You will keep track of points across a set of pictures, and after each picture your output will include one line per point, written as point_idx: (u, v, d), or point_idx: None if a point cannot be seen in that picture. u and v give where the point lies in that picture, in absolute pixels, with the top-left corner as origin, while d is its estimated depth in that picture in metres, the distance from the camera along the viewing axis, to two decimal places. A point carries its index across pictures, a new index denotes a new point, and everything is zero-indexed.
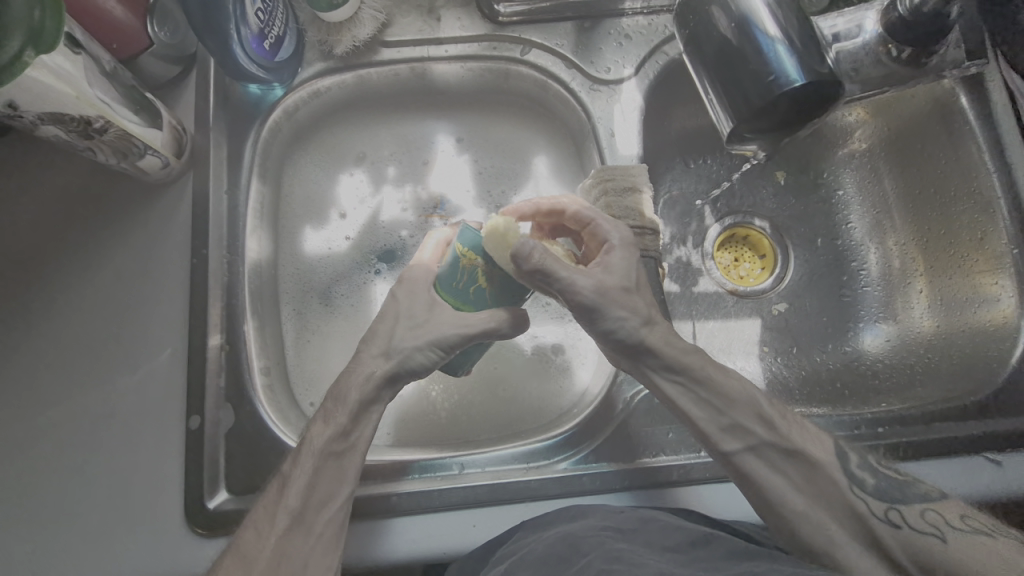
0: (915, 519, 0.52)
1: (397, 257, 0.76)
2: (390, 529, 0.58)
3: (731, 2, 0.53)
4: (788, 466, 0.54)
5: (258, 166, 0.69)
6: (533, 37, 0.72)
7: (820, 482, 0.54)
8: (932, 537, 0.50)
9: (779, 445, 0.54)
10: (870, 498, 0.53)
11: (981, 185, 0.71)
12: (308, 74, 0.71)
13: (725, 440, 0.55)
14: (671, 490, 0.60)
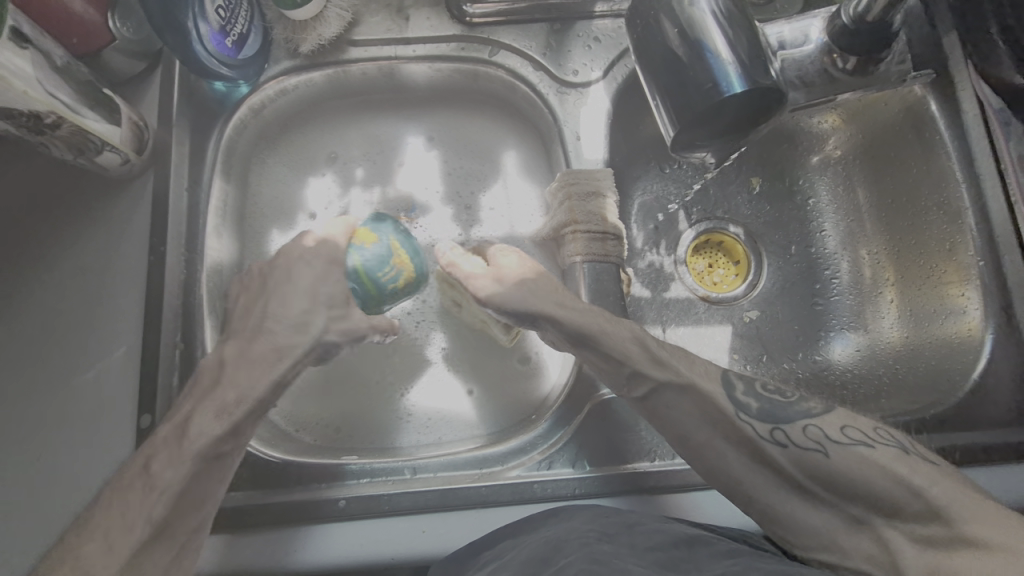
0: (799, 437, 0.50)
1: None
2: (338, 532, 0.58)
3: (679, 12, 0.52)
4: (687, 401, 0.54)
5: (221, 164, 0.69)
6: (502, 38, 0.71)
7: (724, 415, 0.53)
8: (818, 453, 0.49)
9: (690, 388, 0.54)
10: (781, 430, 0.52)
11: (950, 196, 0.70)
12: (276, 72, 0.71)
13: (637, 385, 0.55)
14: (622, 499, 0.59)
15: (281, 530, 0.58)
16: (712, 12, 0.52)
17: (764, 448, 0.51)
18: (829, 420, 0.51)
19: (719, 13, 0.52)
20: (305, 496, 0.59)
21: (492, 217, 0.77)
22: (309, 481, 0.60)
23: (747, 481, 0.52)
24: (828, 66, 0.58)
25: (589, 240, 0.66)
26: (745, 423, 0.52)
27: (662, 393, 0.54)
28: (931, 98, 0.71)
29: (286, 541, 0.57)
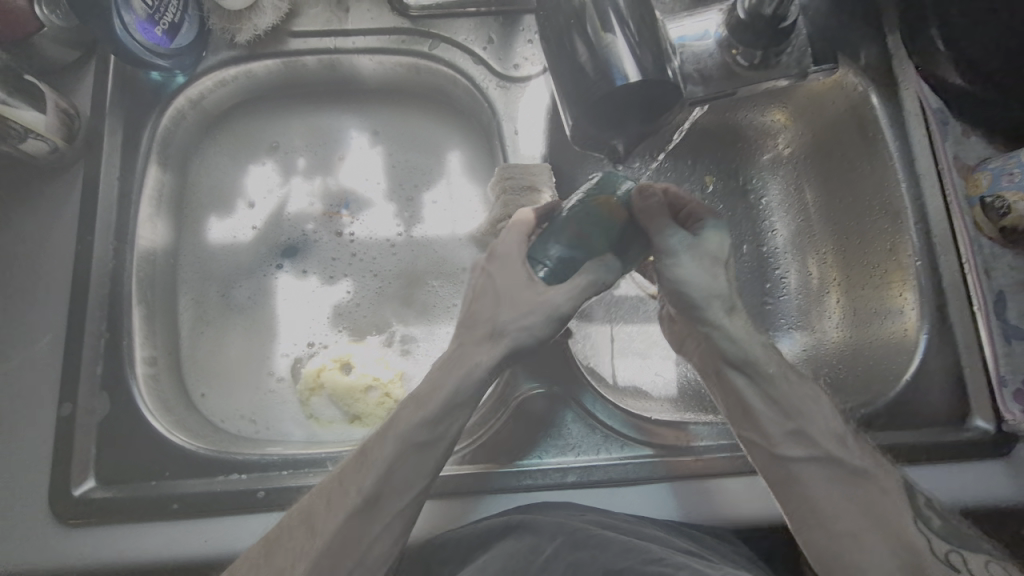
0: (978, 567, 0.46)
1: (298, 253, 0.76)
2: (256, 523, 0.58)
3: (591, 35, 0.51)
4: (846, 485, 0.49)
5: (156, 153, 0.69)
6: (442, 31, 0.71)
7: (874, 503, 0.48)
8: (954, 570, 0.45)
9: (844, 470, 0.49)
10: (935, 537, 0.47)
11: (891, 196, 0.69)
12: (213, 62, 0.70)
13: (784, 445, 0.51)
14: (543, 494, 0.61)
15: (197, 521, 0.58)
16: (623, 38, 0.51)
17: (928, 564, 0.45)
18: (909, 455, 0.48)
19: (629, 39, 0.51)
20: (224, 487, 0.59)
21: (433, 212, 0.77)
22: (228, 472, 0.60)
23: (839, 527, 0.48)
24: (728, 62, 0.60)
25: None
26: (919, 530, 0.47)
27: (812, 469, 0.50)
28: (874, 96, 0.70)
29: (202, 529, 0.58)
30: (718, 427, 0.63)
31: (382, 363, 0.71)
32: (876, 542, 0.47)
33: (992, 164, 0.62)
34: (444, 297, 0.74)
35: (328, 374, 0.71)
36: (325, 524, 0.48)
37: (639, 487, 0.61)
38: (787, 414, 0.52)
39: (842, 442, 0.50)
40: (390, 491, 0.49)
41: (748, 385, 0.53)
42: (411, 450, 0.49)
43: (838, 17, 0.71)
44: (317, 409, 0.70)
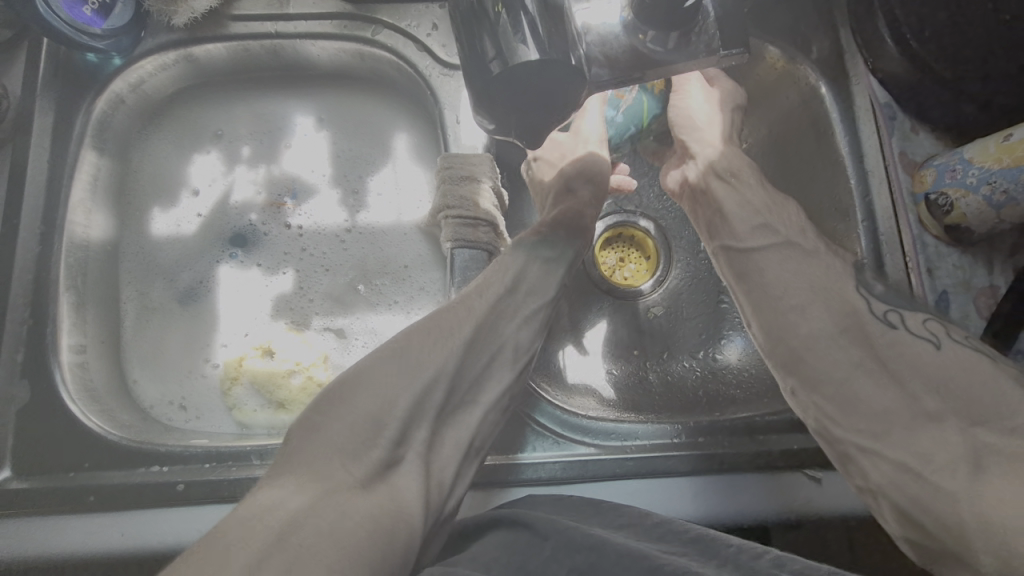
0: (914, 324, 0.53)
1: (250, 241, 0.74)
2: (175, 517, 0.57)
3: (501, 32, 0.39)
4: (806, 262, 0.57)
5: (90, 137, 0.67)
6: (385, 17, 0.69)
7: (822, 278, 0.55)
8: (928, 343, 0.51)
9: (801, 248, 0.57)
10: (875, 300, 0.54)
11: (841, 193, 0.66)
12: (152, 45, 0.69)
13: (742, 238, 0.60)
14: (487, 493, 0.59)
15: (115, 514, 0.57)
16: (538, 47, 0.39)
17: (870, 323, 0.52)
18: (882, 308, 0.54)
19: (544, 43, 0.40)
20: (145, 479, 0.58)
21: (380, 202, 0.75)
22: (151, 464, 0.59)
23: (796, 313, 0.54)
24: (638, 48, 0.45)
25: (458, 225, 0.64)
26: (860, 295, 0.54)
27: (778, 252, 0.58)
28: (825, 87, 0.67)
29: (120, 522, 0.57)
30: (649, 427, 0.62)
31: (305, 345, 0.70)
32: (847, 344, 0.52)
33: (938, 160, 0.60)
34: (386, 293, 0.73)
35: (250, 362, 0.69)
36: (428, 359, 0.52)
37: (573, 486, 0.59)
38: (754, 212, 0.60)
39: (794, 247, 0.57)
40: (480, 351, 0.55)
41: (771, 251, 0.58)
42: (491, 306, 0.57)
43: (793, 7, 0.69)
44: (240, 399, 0.69)
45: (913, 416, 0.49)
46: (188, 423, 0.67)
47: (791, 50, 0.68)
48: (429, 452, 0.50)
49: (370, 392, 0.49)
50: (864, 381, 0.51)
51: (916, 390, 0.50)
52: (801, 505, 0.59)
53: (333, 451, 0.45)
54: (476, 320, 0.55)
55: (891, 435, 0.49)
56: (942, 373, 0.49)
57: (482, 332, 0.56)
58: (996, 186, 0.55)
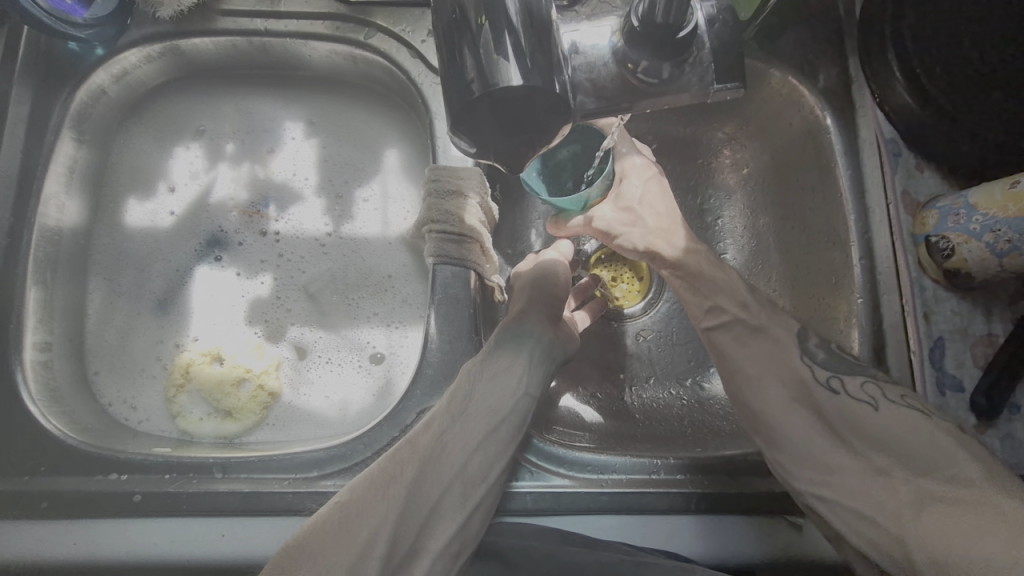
0: (854, 388, 0.53)
1: (220, 247, 0.72)
2: (130, 528, 0.55)
3: (484, 50, 0.37)
4: (752, 341, 0.59)
5: (69, 127, 0.65)
6: (378, 19, 0.67)
7: (768, 351, 0.58)
8: (866, 405, 0.52)
9: (747, 324, 0.59)
10: (818, 366, 0.56)
11: (840, 226, 0.64)
12: (137, 37, 0.67)
13: (706, 320, 0.62)
14: None
15: (69, 522, 0.55)
16: (520, 68, 0.37)
17: (815, 390, 0.55)
18: (852, 377, 0.54)
19: (528, 64, 0.37)
20: (101, 487, 0.56)
21: (366, 209, 0.74)
22: (107, 472, 0.57)
23: (748, 381, 0.57)
24: (627, 77, 0.45)
25: (442, 240, 0.62)
26: (804, 363, 0.56)
27: (732, 330, 0.60)
28: (830, 118, 0.65)
29: (73, 531, 0.54)
30: (627, 459, 0.60)
31: (256, 353, 0.68)
32: (798, 411, 0.55)
33: (941, 203, 0.57)
34: (362, 309, 0.71)
35: (197, 368, 0.66)
36: (365, 519, 0.48)
37: (546, 518, 0.57)
38: (700, 291, 0.62)
39: (755, 331, 0.59)
40: (431, 489, 0.51)
41: (731, 335, 0.60)
42: (433, 445, 0.53)
43: (803, 32, 0.67)
44: (185, 407, 0.66)
45: (863, 470, 0.50)
46: (138, 425, 0.65)
47: (797, 77, 0.66)
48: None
49: (315, 566, 0.46)
50: (817, 443, 0.53)
51: (862, 448, 0.52)
52: (780, 552, 0.57)
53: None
54: (421, 457, 0.52)
55: (841, 484, 0.50)
56: (886, 438, 0.50)
57: (428, 471, 0.52)
58: (1000, 235, 0.52)
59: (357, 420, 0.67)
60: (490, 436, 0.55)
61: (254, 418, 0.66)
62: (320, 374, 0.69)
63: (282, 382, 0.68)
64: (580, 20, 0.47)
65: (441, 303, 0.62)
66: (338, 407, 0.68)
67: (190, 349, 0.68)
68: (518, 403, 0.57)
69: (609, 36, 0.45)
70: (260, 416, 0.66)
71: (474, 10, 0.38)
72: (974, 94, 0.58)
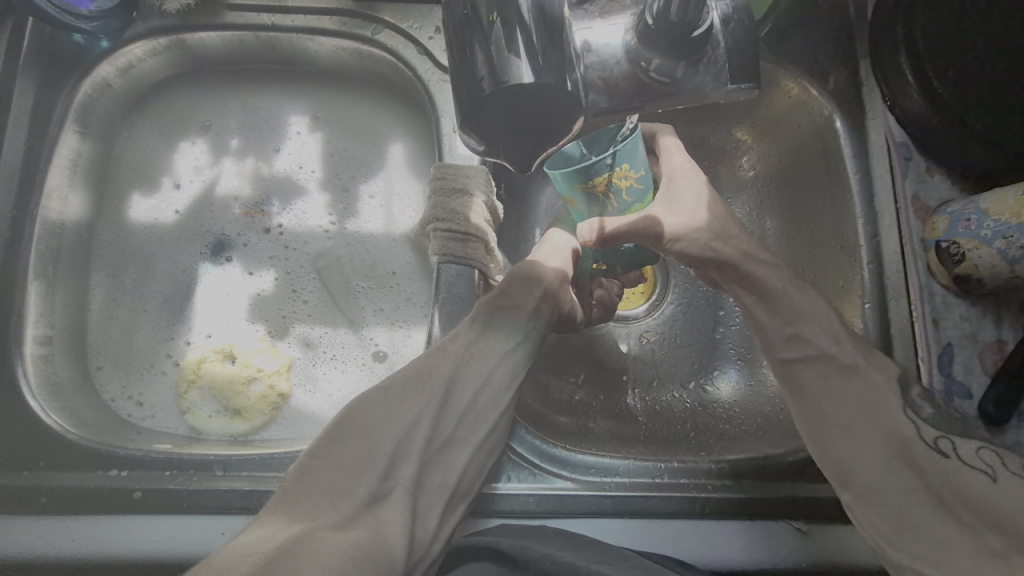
0: (968, 453, 0.51)
1: (227, 251, 0.72)
2: (129, 526, 0.54)
3: (496, 46, 0.37)
4: (843, 381, 0.56)
5: (72, 120, 0.64)
6: (386, 16, 0.66)
7: (861, 395, 0.55)
8: (983, 473, 0.49)
9: (838, 364, 0.57)
10: (925, 425, 0.53)
11: (848, 231, 0.64)
12: (143, 30, 0.66)
13: (783, 349, 0.60)
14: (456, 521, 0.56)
15: (68, 518, 0.54)
16: (533, 63, 0.37)
17: (918, 450, 0.52)
18: (965, 441, 0.52)
19: (541, 60, 0.37)
20: (102, 483, 0.55)
21: (371, 206, 0.73)
22: (107, 468, 0.56)
23: (842, 430, 0.55)
24: (639, 76, 0.45)
25: (447, 239, 0.62)
26: (907, 418, 0.53)
27: (819, 363, 0.58)
28: (839, 122, 0.65)
29: (70, 528, 0.54)
30: (631, 462, 0.59)
31: (269, 353, 0.68)
32: (896, 467, 0.52)
33: (952, 208, 0.57)
34: (368, 298, 0.71)
35: (209, 365, 0.67)
36: (413, 403, 0.52)
37: (547, 521, 0.56)
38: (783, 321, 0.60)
39: (845, 372, 0.57)
40: (468, 386, 0.55)
41: (823, 378, 0.57)
42: (467, 349, 0.57)
43: (814, 35, 0.66)
44: (196, 403, 0.66)
45: (977, 548, 0.46)
46: (143, 421, 0.65)
47: (808, 80, 0.65)
48: (418, 487, 0.50)
49: (361, 441, 0.50)
50: (920, 509, 0.50)
51: (972, 521, 0.48)
52: (785, 560, 0.56)
53: (321, 491, 0.46)
54: (458, 357, 0.56)
55: (949, 561, 0.46)
56: (993, 508, 0.47)
57: (463, 372, 0.56)
58: (1012, 241, 0.51)
59: None
60: (516, 349, 0.58)
61: (263, 418, 0.65)
62: (325, 369, 0.69)
63: (293, 383, 0.68)
64: (593, 19, 0.46)
65: (444, 301, 0.61)
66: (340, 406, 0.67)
67: (202, 347, 0.68)
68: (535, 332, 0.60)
69: (623, 34, 0.44)
70: (269, 417, 0.66)
71: (486, 6, 0.37)
72: (985, 97, 0.57)
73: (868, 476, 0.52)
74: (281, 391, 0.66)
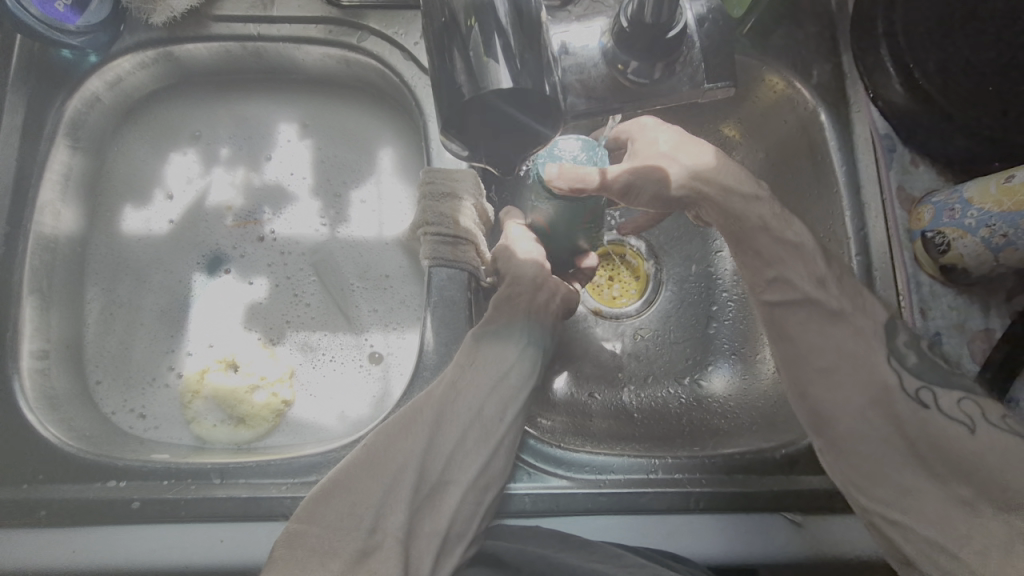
0: (948, 403, 0.51)
1: (225, 265, 0.72)
2: (128, 536, 0.54)
3: (475, 53, 0.37)
4: (832, 328, 0.55)
5: (63, 135, 0.65)
6: (371, 23, 0.67)
7: (848, 343, 0.54)
8: (961, 426, 0.50)
9: (824, 308, 0.55)
10: (907, 373, 0.53)
11: (835, 224, 0.64)
12: (130, 43, 0.66)
13: (767, 293, 0.58)
14: None
15: (67, 531, 0.54)
16: (511, 68, 0.37)
17: (899, 400, 0.52)
18: (951, 391, 0.52)
19: (520, 65, 0.37)
20: (100, 495, 0.56)
21: (362, 211, 0.74)
22: (105, 479, 0.56)
23: (824, 375, 0.54)
24: (617, 78, 0.45)
25: (437, 243, 0.62)
26: (891, 368, 0.53)
27: (801, 308, 0.56)
28: (824, 114, 0.65)
29: (70, 540, 0.54)
30: (625, 460, 0.59)
31: (271, 361, 0.68)
32: (876, 422, 0.52)
33: (937, 198, 0.57)
34: (363, 302, 0.71)
35: (212, 375, 0.67)
36: (399, 449, 0.52)
37: (544, 520, 0.57)
38: (765, 263, 0.58)
39: (835, 318, 0.55)
40: (450, 434, 0.54)
41: (823, 320, 0.55)
42: (446, 391, 0.56)
43: (797, 30, 0.66)
44: (200, 412, 0.66)
45: (946, 500, 0.49)
46: (145, 432, 0.65)
47: (791, 74, 0.66)
48: (409, 536, 0.50)
49: (348, 497, 0.50)
50: (905, 469, 0.51)
51: (948, 473, 0.50)
52: (779, 551, 0.57)
53: (317, 553, 0.47)
54: (438, 403, 0.55)
55: (916, 509, 0.50)
56: (974, 460, 0.49)
57: (446, 413, 0.55)
58: (995, 229, 0.52)
59: (355, 423, 0.67)
60: (512, 373, 0.59)
61: (267, 426, 0.66)
62: (324, 372, 0.69)
63: (296, 390, 0.69)
64: (572, 23, 0.47)
65: (436, 305, 0.62)
66: (336, 410, 0.68)
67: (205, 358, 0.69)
68: (522, 356, 0.60)
69: (599, 36, 0.45)
70: (274, 424, 0.66)
71: (464, 12, 0.38)
72: (965, 88, 0.58)
73: (853, 436, 0.53)
74: (286, 399, 0.67)
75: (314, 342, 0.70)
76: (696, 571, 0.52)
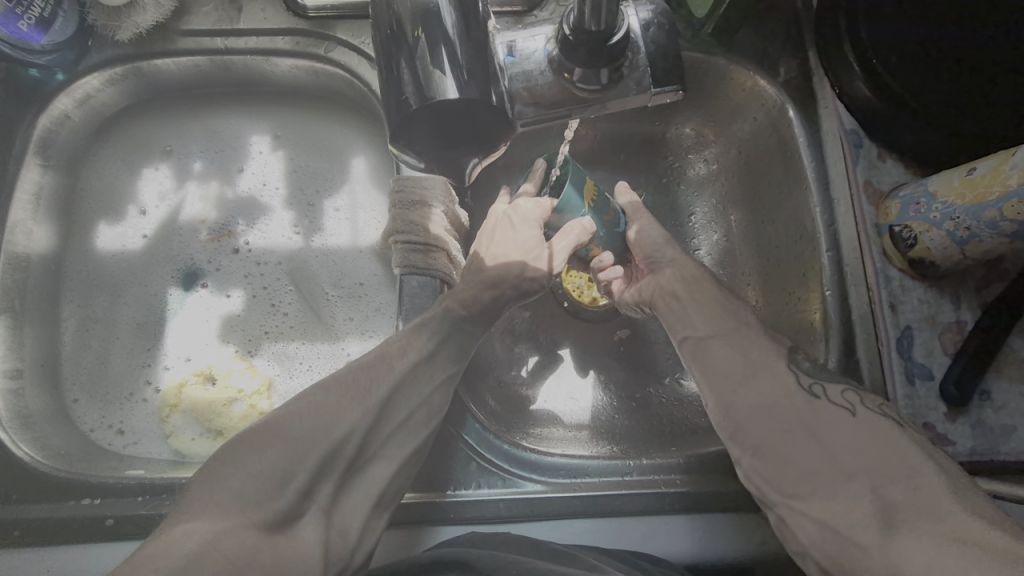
0: (835, 394, 0.53)
1: (200, 279, 0.72)
2: (103, 554, 0.54)
3: (421, 66, 0.37)
4: (744, 348, 0.58)
5: (33, 153, 0.65)
6: (338, 33, 0.67)
7: (756, 358, 0.57)
8: (844, 410, 0.52)
9: (740, 335, 0.59)
10: (803, 374, 0.55)
11: (805, 219, 0.64)
12: (98, 60, 0.66)
13: (702, 329, 0.61)
14: (429, 531, 0.57)
15: (43, 551, 0.54)
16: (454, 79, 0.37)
17: (798, 398, 0.53)
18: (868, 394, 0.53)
19: (465, 76, 0.38)
20: (74, 512, 0.55)
21: (335, 221, 0.74)
22: (80, 497, 0.56)
23: (741, 390, 0.56)
24: (566, 87, 0.45)
25: (407, 250, 0.62)
26: (790, 371, 0.55)
27: (726, 337, 0.59)
28: (792, 110, 0.65)
29: (45, 559, 0.54)
30: (600, 462, 0.60)
31: (248, 373, 0.68)
32: (781, 418, 0.53)
33: (903, 192, 0.57)
34: (339, 311, 0.71)
35: (190, 388, 0.67)
36: (342, 415, 0.51)
37: (520, 524, 0.57)
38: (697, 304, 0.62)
39: (736, 336, 0.59)
40: (398, 411, 0.54)
41: (743, 346, 0.58)
42: (405, 373, 0.55)
43: (764, 28, 0.66)
44: (178, 427, 0.66)
45: (836, 477, 0.49)
46: (124, 448, 0.65)
47: (758, 72, 0.66)
48: (333, 506, 0.48)
49: (287, 447, 0.48)
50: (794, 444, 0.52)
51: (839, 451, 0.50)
52: (754, 548, 0.57)
53: (233, 497, 0.44)
54: (394, 380, 0.55)
55: (820, 496, 0.49)
56: (858, 442, 0.50)
57: (402, 387, 0.55)
58: (959, 222, 0.52)
59: None
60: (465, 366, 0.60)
61: None
62: (301, 382, 0.69)
63: (274, 401, 0.68)
64: (513, 30, 0.46)
65: (407, 312, 0.62)
66: None
67: (183, 371, 0.69)
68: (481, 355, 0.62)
69: (544, 45, 0.45)
70: None
71: (411, 22, 0.38)
72: (925, 84, 0.58)
73: (766, 443, 0.53)
74: (264, 408, 0.67)
75: (291, 352, 0.70)
76: (671, 571, 0.52)
